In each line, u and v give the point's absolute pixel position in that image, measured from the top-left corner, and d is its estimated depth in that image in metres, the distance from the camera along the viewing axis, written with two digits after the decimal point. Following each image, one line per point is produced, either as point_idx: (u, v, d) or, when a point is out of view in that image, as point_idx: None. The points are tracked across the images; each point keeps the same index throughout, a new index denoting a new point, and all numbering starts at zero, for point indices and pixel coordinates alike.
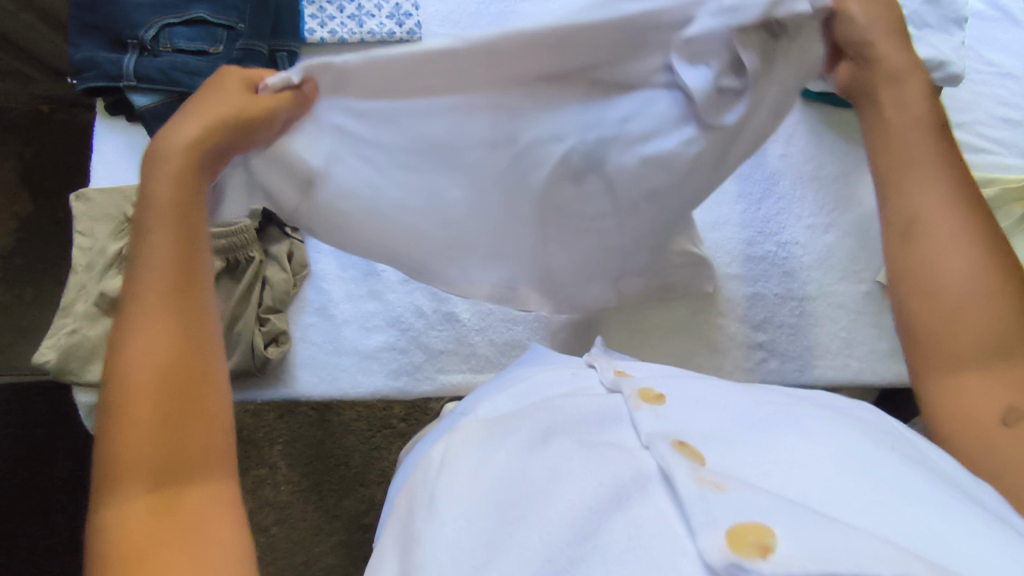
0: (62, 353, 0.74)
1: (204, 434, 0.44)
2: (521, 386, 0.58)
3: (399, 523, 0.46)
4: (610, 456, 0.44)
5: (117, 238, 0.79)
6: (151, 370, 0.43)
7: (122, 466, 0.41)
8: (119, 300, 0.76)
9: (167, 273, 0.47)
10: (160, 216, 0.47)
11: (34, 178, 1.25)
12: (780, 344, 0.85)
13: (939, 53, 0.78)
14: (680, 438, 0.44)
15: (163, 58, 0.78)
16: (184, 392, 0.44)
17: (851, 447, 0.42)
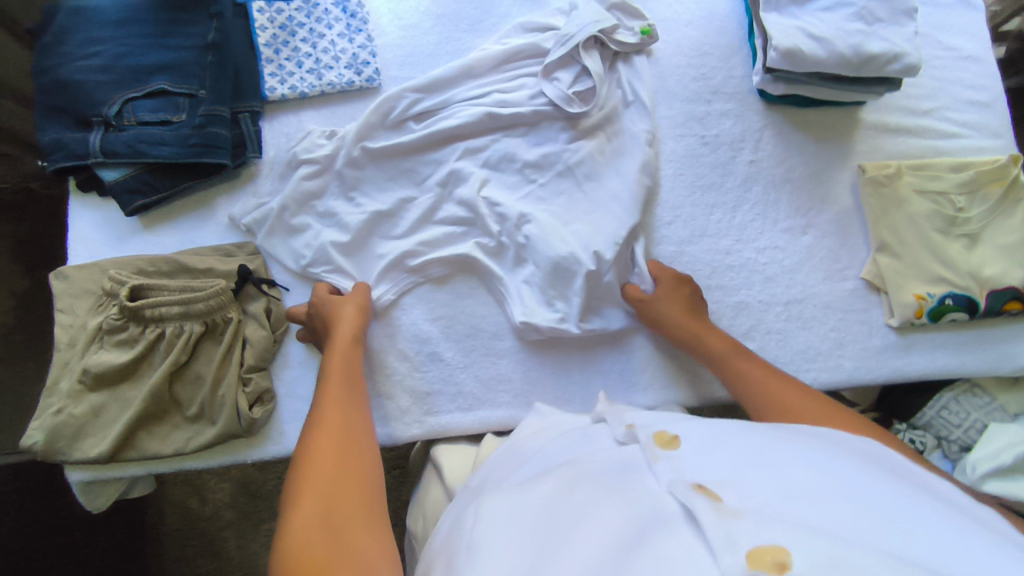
0: (48, 434, 0.74)
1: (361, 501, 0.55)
2: (543, 451, 0.58)
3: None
4: (643, 497, 0.43)
5: (96, 313, 0.79)
6: (324, 457, 0.59)
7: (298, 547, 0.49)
8: (102, 375, 0.76)
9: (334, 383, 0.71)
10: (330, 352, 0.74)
11: (27, 255, 1.26)
12: (770, 351, 0.83)
13: (894, 45, 0.78)
14: (700, 481, 0.42)
15: (129, 131, 0.80)
16: (349, 477, 0.58)
17: (862, 486, 0.40)
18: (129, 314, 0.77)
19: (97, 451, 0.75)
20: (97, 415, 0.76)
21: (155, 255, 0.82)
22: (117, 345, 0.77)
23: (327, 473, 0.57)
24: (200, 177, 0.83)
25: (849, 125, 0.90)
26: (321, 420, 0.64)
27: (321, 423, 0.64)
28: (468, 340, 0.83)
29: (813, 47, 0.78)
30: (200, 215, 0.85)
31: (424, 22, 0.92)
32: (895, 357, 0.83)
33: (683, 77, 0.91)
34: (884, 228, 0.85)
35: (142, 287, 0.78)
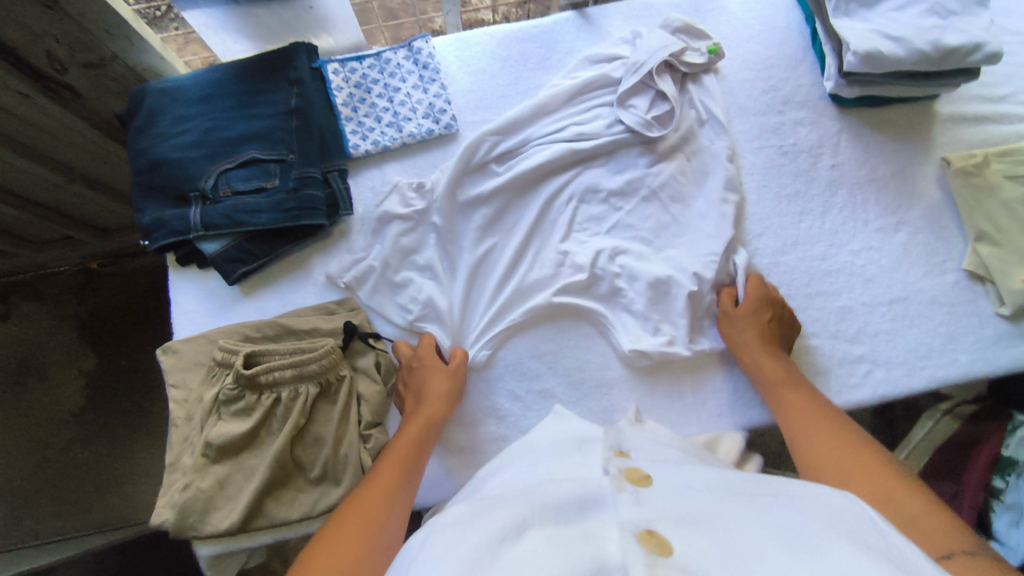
0: (178, 510, 0.74)
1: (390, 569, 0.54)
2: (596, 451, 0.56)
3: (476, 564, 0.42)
4: (583, 544, 0.40)
5: (210, 384, 0.80)
6: (360, 527, 0.57)
7: None
8: (225, 445, 0.76)
9: (402, 452, 0.69)
10: (411, 423, 0.73)
11: (96, 331, 1.29)
12: (882, 352, 0.82)
13: (972, 36, 0.80)
14: (650, 525, 0.41)
15: (225, 203, 0.82)
16: (376, 545, 0.56)
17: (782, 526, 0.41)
18: (246, 383, 0.77)
19: (227, 523, 0.74)
20: (224, 487, 0.76)
21: (260, 320, 0.83)
22: (236, 414, 0.78)
23: (353, 541, 0.55)
24: (296, 239, 0.84)
25: (925, 120, 0.90)
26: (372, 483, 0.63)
27: (385, 469, 0.66)
28: (577, 374, 0.82)
29: (891, 48, 0.80)
30: (298, 277, 0.86)
31: (492, 65, 0.94)
32: (1012, 346, 0.81)
33: (754, 90, 0.92)
34: (980, 217, 0.84)
35: (256, 353, 0.78)
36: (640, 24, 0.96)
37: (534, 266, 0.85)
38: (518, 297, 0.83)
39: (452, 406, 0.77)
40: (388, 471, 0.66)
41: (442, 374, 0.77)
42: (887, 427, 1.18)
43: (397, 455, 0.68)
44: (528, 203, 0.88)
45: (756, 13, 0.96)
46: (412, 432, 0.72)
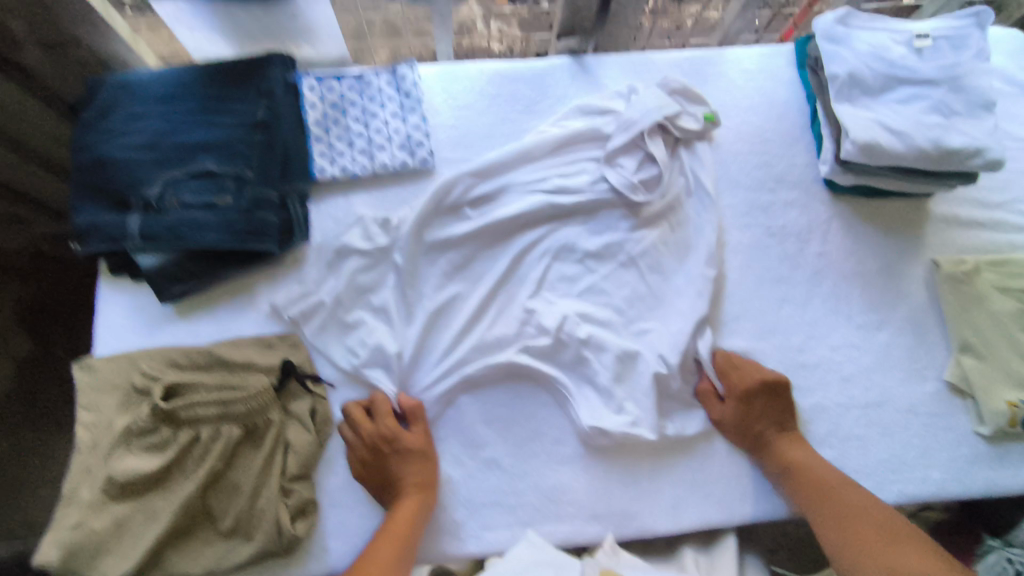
0: (64, 551, 0.66)
1: None
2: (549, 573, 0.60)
3: None
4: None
5: (125, 411, 0.73)
6: None
7: None
8: (128, 483, 0.69)
9: (391, 543, 0.67)
10: (404, 496, 0.70)
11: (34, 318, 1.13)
12: (851, 460, 0.77)
13: (974, 139, 0.77)
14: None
15: (171, 215, 0.75)
16: None
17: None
18: (163, 417, 0.70)
19: (117, 572, 0.66)
20: (121, 529, 0.68)
21: (191, 347, 0.76)
22: (148, 449, 0.70)
23: None
24: (243, 264, 0.78)
25: (918, 217, 0.87)
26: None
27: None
28: (528, 446, 0.76)
29: (890, 141, 0.77)
30: (239, 303, 0.80)
31: (478, 102, 0.89)
32: (987, 469, 0.77)
33: (748, 164, 0.88)
34: (964, 326, 0.81)
35: (178, 385, 0.72)
36: (637, 79, 0.92)
37: (496, 319, 0.79)
38: (473, 354, 0.78)
39: (432, 481, 0.73)
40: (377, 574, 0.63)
41: (419, 456, 0.72)
42: None
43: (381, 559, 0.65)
44: (498, 254, 0.82)
45: (758, 83, 0.93)
46: (410, 505, 0.70)
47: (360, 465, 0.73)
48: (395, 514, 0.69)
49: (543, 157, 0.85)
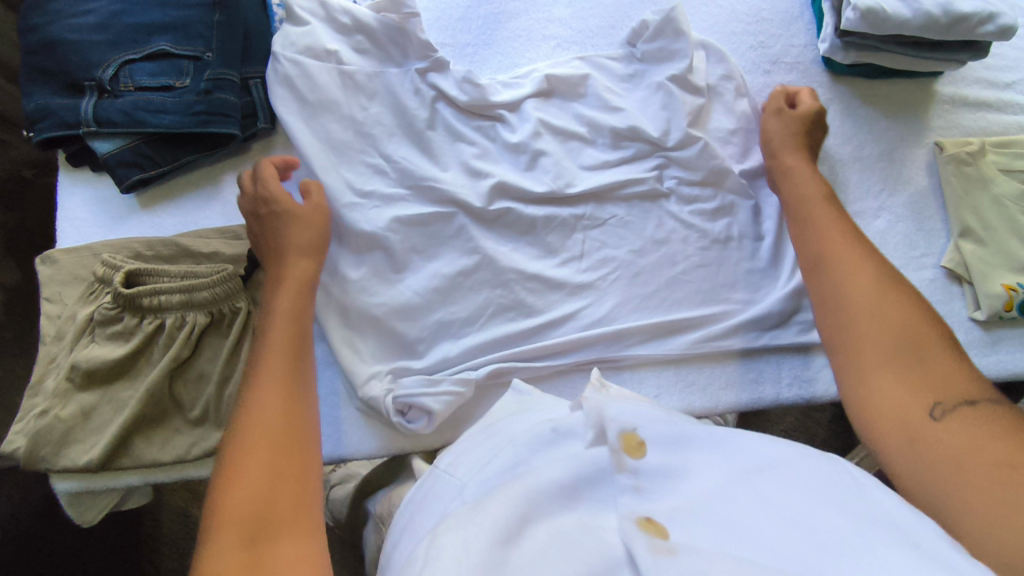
0: (31, 438, 0.65)
1: (291, 492, 0.47)
2: (485, 445, 0.56)
3: (456, 547, 0.40)
4: (580, 538, 0.42)
5: (87, 301, 0.70)
6: (254, 458, 0.48)
7: (230, 491, 0.46)
8: (92, 371, 0.67)
9: (286, 340, 0.58)
10: (281, 323, 0.60)
11: (21, 243, 1.12)
12: None
13: (986, 4, 0.72)
14: (647, 513, 0.42)
15: (125, 98, 0.71)
16: (280, 472, 0.48)
17: (800, 510, 0.41)
18: (125, 303, 0.68)
19: (86, 458, 0.66)
20: (87, 418, 0.67)
21: (154, 238, 0.73)
22: (112, 338, 0.68)
23: (261, 448, 0.48)
24: (206, 150, 0.74)
25: (923, 98, 0.82)
26: (253, 400, 0.52)
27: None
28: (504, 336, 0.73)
29: (895, 6, 0.71)
30: (205, 194, 0.77)
31: None
32: (982, 356, 0.74)
33: (741, 45, 0.83)
34: (966, 210, 0.76)
35: (140, 273, 0.69)
36: None
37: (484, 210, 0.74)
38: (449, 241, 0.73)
39: (303, 391, 0.55)
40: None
41: (304, 218, 0.67)
42: (842, 431, 1.12)
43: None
44: (477, 145, 0.77)
45: None
46: (280, 345, 0.57)
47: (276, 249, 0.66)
48: (279, 343, 0.58)
49: None
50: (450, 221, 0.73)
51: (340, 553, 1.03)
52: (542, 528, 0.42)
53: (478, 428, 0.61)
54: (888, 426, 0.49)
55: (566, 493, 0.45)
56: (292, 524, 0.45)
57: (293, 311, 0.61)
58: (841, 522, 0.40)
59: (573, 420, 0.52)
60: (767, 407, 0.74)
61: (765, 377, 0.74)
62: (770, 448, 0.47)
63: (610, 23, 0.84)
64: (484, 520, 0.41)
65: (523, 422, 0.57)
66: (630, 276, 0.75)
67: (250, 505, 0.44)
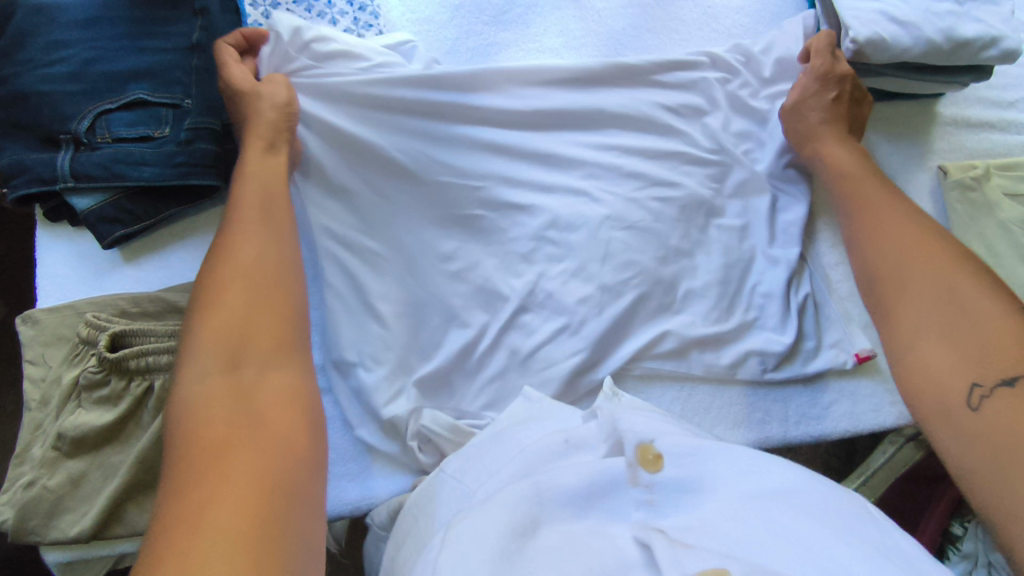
0: (18, 511, 0.63)
1: (256, 381, 0.49)
2: (495, 445, 0.56)
3: (467, 538, 0.41)
4: (592, 543, 0.41)
5: (72, 364, 0.68)
6: (212, 346, 0.50)
7: (196, 380, 0.48)
8: (81, 438, 0.64)
9: (252, 232, 0.59)
10: (244, 217, 0.60)
11: None
12: (848, 382, 0.74)
13: (989, 28, 0.70)
14: (659, 526, 0.42)
15: (103, 150, 0.68)
16: (241, 353, 0.50)
17: (810, 538, 0.39)
18: (111, 366, 0.65)
19: (77, 529, 0.63)
20: (76, 486, 0.65)
21: (140, 293, 0.70)
22: (99, 403, 0.66)
23: (223, 330, 0.51)
24: (189, 201, 0.72)
25: (925, 120, 0.80)
26: (218, 288, 0.54)
27: (197, 487, 0.40)
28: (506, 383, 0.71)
29: (895, 33, 0.69)
30: (190, 245, 0.74)
31: (440, 15, 0.81)
32: None
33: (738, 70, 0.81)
34: (972, 237, 0.75)
35: (126, 334, 0.66)
36: None
37: (484, 254, 0.72)
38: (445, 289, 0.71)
39: (277, 278, 0.57)
40: (247, 460, 0.43)
41: (270, 99, 0.68)
42: (845, 443, 1.12)
43: (261, 417, 0.47)
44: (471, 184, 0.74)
45: None
46: (246, 235, 0.58)
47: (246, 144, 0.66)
48: (238, 233, 0.59)
49: (523, 77, 0.77)
50: (446, 266, 0.71)
51: None
52: (554, 531, 0.43)
53: (484, 437, 0.58)
54: (924, 391, 0.52)
55: (579, 500, 0.45)
56: (269, 353, 0.51)
57: (266, 188, 0.63)
58: (861, 554, 0.38)
59: (586, 431, 0.52)
60: (776, 446, 0.73)
61: (773, 415, 0.73)
62: (786, 472, 0.45)
63: (603, 49, 0.82)
64: (498, 514, 0.42)
65: (532, 432, 0.56)
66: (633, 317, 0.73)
67: (228, 330, 0.51)
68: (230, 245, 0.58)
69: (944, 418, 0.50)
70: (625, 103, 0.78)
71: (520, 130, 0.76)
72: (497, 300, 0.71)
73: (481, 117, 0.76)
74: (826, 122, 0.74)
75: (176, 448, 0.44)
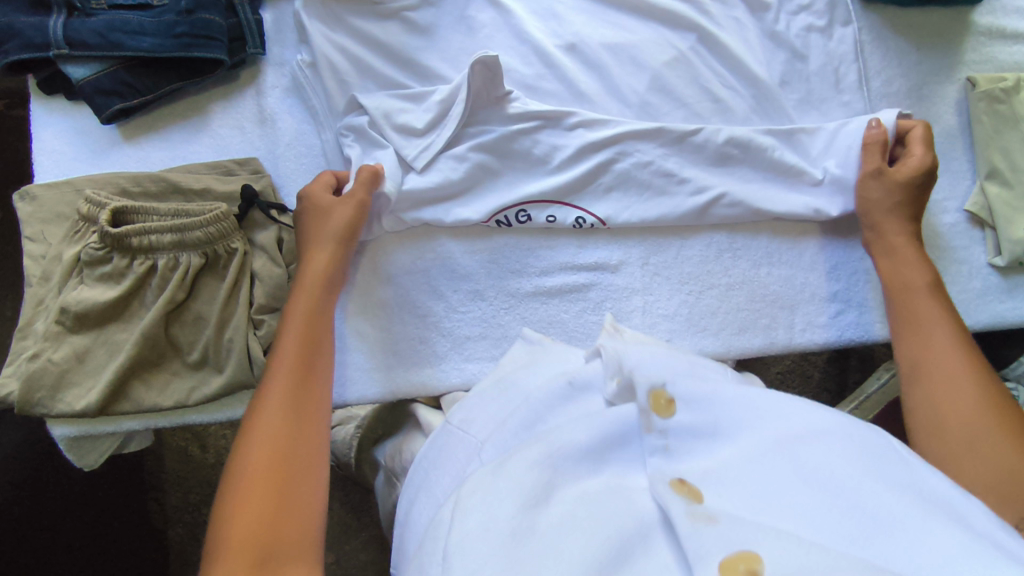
0: (23, 382, 0.63)
1: (305, 484, 0.49)
2: (499, 400, 0.53)
3: (479, 500, 0.39)
4: (608, 499, 0.39)
5: (73, 241, 0.66)
6: (264, 454, 0.49)
7: (239, 498, 0.47)
8: (84, 313, 0.64)
9: (292, 361, 0.56)
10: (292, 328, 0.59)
11: None
12: (857, 293, 0.74)
13: None
14: (677, 474, 0.40)
15: (99, 16, 0.65)
16: (291, 469, 0.49)
17: (844, 486, 0.37)
18: (113, 243, 0.64)
19: (84, 403, 0.64)
20: (82, 362, 0.65)
21: (140, 173, 0.68)
22: (101, 280, 0.65)
23: (266, 453, 0.49)
24: (190, 77, 0.69)
25: (959, 28, 0.77)
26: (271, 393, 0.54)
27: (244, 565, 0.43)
28: (512, 278, 0.71)
29: None
30: (191, 127, 0.72)
31: None
32: (999, 302, 0.72)
33: None
34: (994, 151, 0.73)
35: (127, 211, 0.64)
36: None
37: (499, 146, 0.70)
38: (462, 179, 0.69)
39: (314, 363, 0.57)
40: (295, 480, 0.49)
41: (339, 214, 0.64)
42: (837, 374, 1.13)
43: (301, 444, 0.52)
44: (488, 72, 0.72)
45: None
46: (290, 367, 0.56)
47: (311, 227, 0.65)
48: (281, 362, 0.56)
49: None
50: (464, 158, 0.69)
51: (344, 489, 1.04)
52: (569, 492, 0.40)
53: (490, 383, 0.57)
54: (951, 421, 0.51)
55: (591, 455, 0.42)
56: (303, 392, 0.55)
57: (308, 315, 0.60)
58: (885, 493, 0.36)
59: (591, 371, 0.50)
60: (780, 352, 0.73)
61: (779, 322, 0.73)
62: (810, 413, 0.42)
63: None
64: (514, 477, 0.39)
65: (537, 375, 0.55)
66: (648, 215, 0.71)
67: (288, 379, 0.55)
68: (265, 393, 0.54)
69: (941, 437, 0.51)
70: None
71: (541, 21, 0.74)
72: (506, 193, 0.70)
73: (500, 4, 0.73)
74: (901, 215, 0.68)
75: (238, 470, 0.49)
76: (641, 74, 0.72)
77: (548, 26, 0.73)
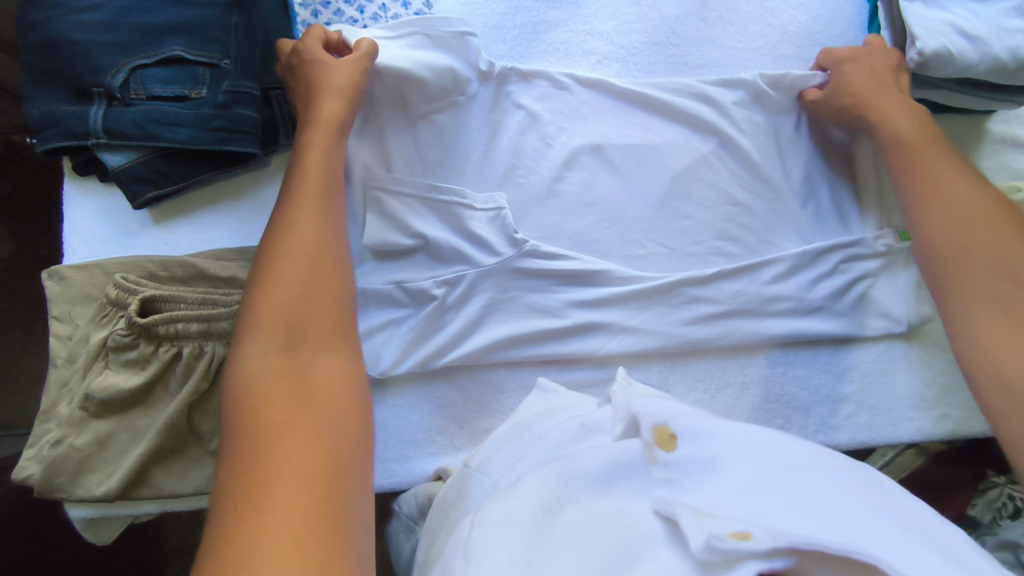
0: (45, 468, 0.63)
1: (316, 346, 0.50)
2: (518, 444, 0.54)
3: (497, 508, 0.40)
4: (613, 520, 0.40)
5: (100, 324, 0.67)
6: (277, 304, 0.51)
7: (249, 354, 0.49)
8: (108, 400, 0.64)
9: (309, 210, 0.57)
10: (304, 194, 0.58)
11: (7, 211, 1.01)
12: (869, 395, 0.75)
13: None
14: (683, 498, 0.40)
15: (137, 107, 0.66)
16: (302, 331, 0.50)
17: (840, 508, 0.38)
18: (141, 331, 0.65)
19: (103, 490, 0.64)
20: (103, 447, 0.65)
21: (170, 257, 0.69)
22: (126, 366, 0.65)
23: (284, 302, 0.51)
24: (222, 167, 0.70)
25: (976, 136, 0.79)
26: (285, 247, 0.54)
27: (256, 431, 0.43)
28: (533, 372, 0.73)
29: (963, 48, 0.68)
30: (221, 213, 0.73)
31: None
32: None
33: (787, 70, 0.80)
34: None
35: (156, 299, 0.65)
36: None
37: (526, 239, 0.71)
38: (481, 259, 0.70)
39: (329, 206, 0.59)
40: (312, 429, 0.44)
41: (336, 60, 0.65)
42: None
43: (318, 396, 0.46)
44: (515, 168, 0.74)
45: None
46: (306, 225, 0.56)
47: (313, 93, 0.65)
48: (300, 216, 0.56)
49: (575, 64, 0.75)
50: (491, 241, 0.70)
51: None
52: (579, 509, 0.42)
53: (507, 432, 0.58)
54: (976, 286, 0.57)
55: (601, 480, 0.43)
56: (322, 340, 0.50)
57: (321, 165, 0.61)
58: (884, 522, 0.37)
59: (601, 415, 0.52)
60: None
61: (792, 423, 0.74)
62: (797, 449, 0.45)
63: (656, 37, 0.80)
64: (525, 493, 0.41)
65: (552, 421, 0.56)
66: (668, 314, 0.72)
67: (289, 300, 0.51)
68: (278, 241, 0.55)
69: (974, 318, 0.56)
70: (672, 96, 0.76)
71: (569, 118, 0.76)
72: (523, 272, 0.71)
73: (530, 104, 0.75)
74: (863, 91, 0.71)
75: (238, 418, 0.44)
76: (663, 176, 0.75)
77: (576, 124, 0.76)
